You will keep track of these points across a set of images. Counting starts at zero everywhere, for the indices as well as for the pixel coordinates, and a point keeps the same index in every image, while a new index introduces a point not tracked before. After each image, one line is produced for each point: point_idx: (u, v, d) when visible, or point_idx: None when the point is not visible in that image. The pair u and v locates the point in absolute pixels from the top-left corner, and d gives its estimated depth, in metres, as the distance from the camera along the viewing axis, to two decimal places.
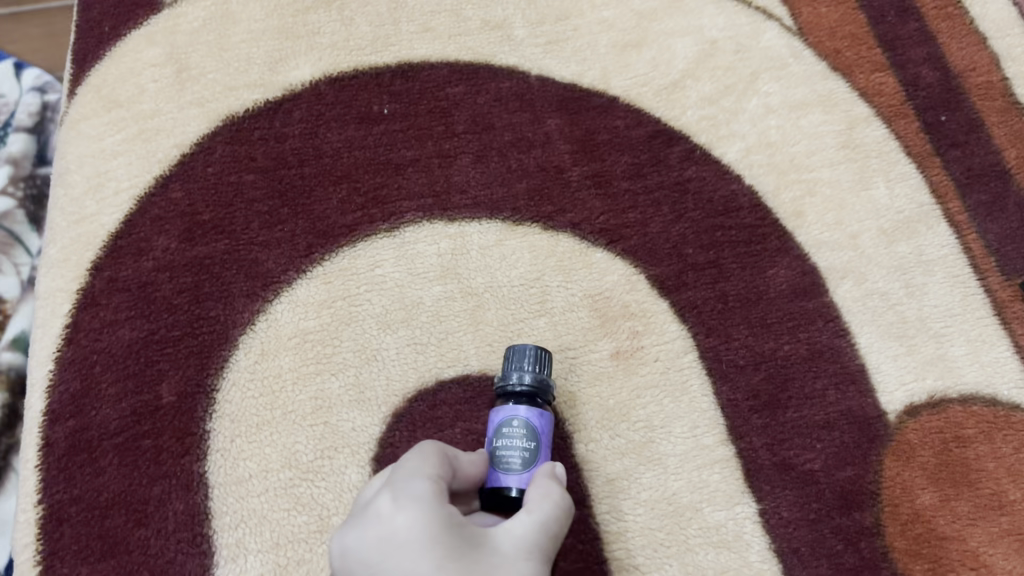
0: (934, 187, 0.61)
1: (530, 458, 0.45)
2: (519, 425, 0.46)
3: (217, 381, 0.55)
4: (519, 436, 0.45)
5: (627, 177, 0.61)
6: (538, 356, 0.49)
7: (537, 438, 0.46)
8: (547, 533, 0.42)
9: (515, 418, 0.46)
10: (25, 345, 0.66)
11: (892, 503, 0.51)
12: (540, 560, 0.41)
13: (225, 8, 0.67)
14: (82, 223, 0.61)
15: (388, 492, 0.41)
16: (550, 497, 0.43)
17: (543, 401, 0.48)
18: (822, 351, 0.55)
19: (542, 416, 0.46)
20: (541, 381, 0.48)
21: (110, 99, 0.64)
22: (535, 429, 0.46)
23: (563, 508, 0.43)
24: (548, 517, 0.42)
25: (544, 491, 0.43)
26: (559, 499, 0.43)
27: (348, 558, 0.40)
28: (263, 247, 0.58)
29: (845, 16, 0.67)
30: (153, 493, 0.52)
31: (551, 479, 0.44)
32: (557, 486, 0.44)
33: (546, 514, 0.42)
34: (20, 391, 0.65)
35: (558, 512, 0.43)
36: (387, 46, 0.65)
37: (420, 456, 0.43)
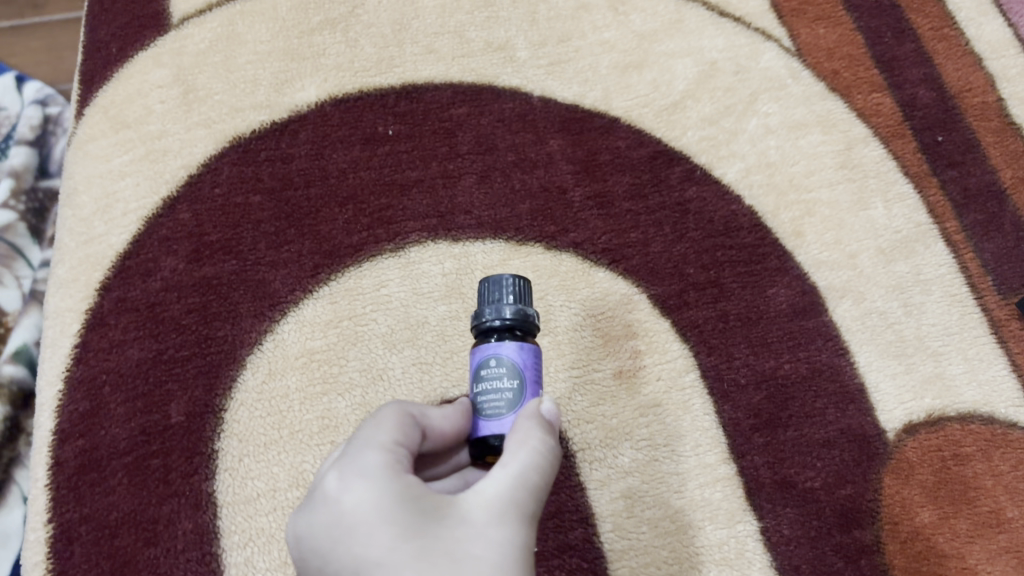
0: (932, 207, 0.62)
1: (514, 398, 0.41)
2: (498, 362, 0.41)
3: (225, 401, 0.56)
4: (499, 378, 0.41)
5: (629, 198, 0.61)
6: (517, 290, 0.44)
7: (520, 374, 0.41)
8: (529, 486, 0.38)
9: (493, 357, 0.41)
10: (27, 358, 0.66)
11: (891, 521, 0.52)
12: (517, 521, 0.37)
13: (231, 29, 0.68)
14: (91, 244, 0.61)
15: (338, 468, 0.38)
16: (528, 443, 0.38)
17: (529, 332, 0.43)
18: (822, 370, 0.56)
19: (523, 349, 0.41)
20: (521, 310, 0.43)
21: (117, 120, 0.65)
22: (517, 364, 0.41)
23: (545, 452, 0.39)
24: (526, 467, 0.38)
25: (523, 435, 0.39)
26: (538, 445, 0.38)
27: (303, 544, 0.37)
28: (270, 267, 0.59)
29: (843, 37, 0.68)
30: (162, 513, 0.53)
31: (534, 420, 0.39)
32: (540, 428, 0.39)
33: (524, 465, 0.38)
34: (23, 404, 0.65)
35: (540, 459, 0.38)
36: (391, 68, 0.66)
37: (378, 421, 0.40)
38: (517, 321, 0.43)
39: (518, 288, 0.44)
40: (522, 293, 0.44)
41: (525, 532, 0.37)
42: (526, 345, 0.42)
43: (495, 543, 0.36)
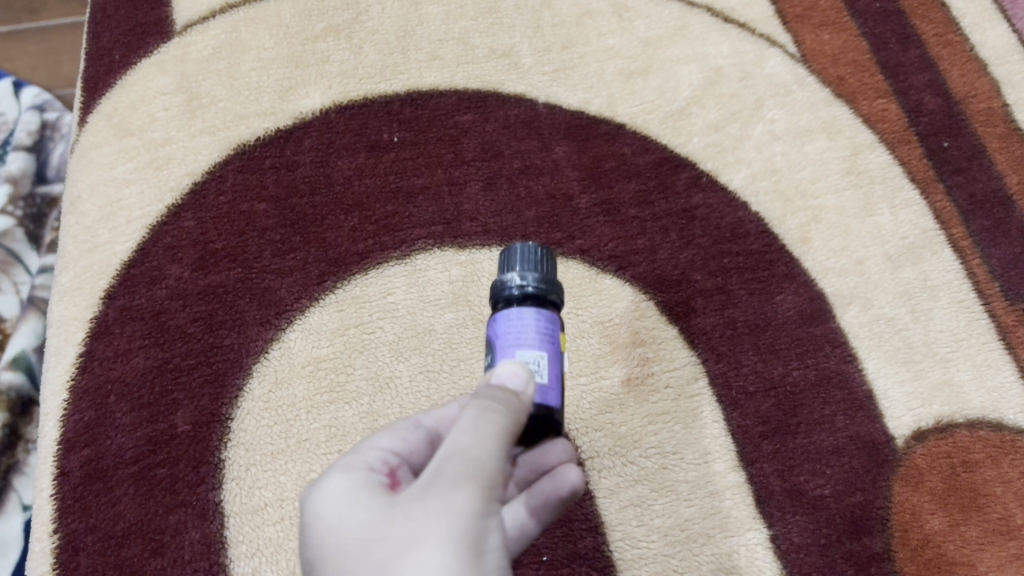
0: (938, 212, 0.62)
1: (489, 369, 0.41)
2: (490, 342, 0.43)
3: (231, 410, 0.55)
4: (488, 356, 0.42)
5: (636, 204, 0.61)
6: (530, 257, 0.44)
7: (492, 345, 0.41)
8: (465, 451, 0.35)
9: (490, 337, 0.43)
10: (26, 364, 0.65)
11: (902, 528, 0.52)
12: (457, 491, 0.33)
13: (235, 36, 0.68)
14: (95, 252, 0.61)
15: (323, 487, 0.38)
16: (471, 417, 0.36)
17: (527, 297, 0.42)
18: (831, 376, 0.56)
19: (496, 319, 0.42)
20: (516, 278, 0.43)
21: (120, 127, 0.65)
22: (491, 338, 0.42)
23: (486, 417, 0.36)
24: (461, 434, 0.35)
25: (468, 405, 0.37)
26: (481, 415, 0.36)
27: None
28: (276, 275, 0.59)
29: (847, 43, 0.68)
30: (169, 523, 0.52)
31: (482, 389, 0.37)
32: (487, 393, 0.37)
33: (461, 434, 0.35)
34: (20, 411, 0.64)
35: (481, 425, 0.36)
36: (396, 75, 0.66)
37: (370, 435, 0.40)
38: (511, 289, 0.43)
39: (528, 259, 0.44)
40: (534, 263, 0.44)
41: (466, 498, 0.33)
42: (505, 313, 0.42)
43: (423, 516, 0.33)
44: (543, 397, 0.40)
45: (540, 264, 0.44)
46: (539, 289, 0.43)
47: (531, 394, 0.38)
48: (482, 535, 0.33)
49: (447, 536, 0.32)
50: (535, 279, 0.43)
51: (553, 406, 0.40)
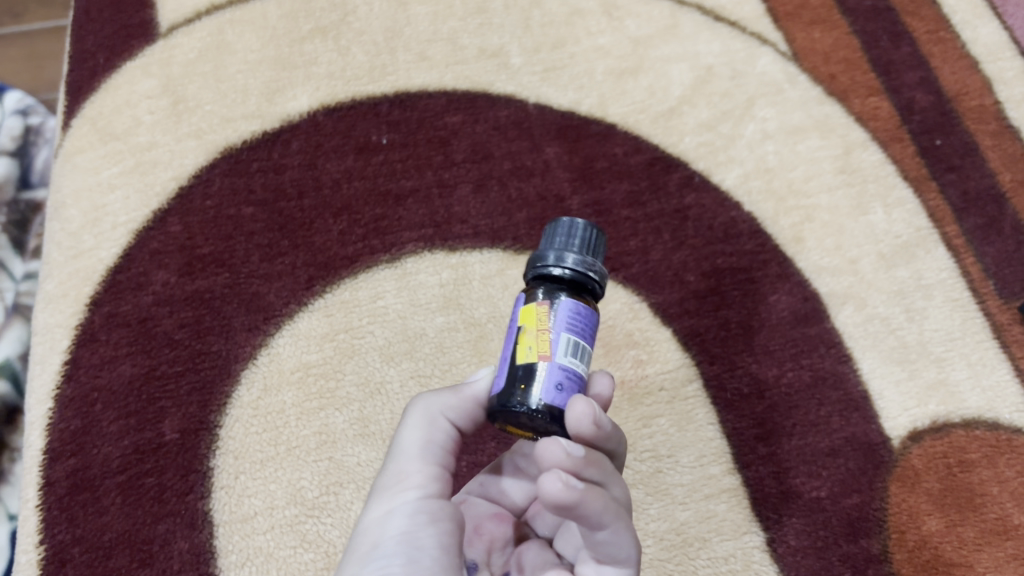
0: (931, 211, 0.61)
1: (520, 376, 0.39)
2: None
3: (220, 417, 0.54)
4: None
5: (627, 205, 0.61)
6: (569, 232, 0.40)
7: None
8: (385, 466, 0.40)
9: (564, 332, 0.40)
10: (12, 373, 0.63)
11: (898, 530, 0.51)
12: (370, 507, 0.39)
13: (220, 38, 0.67)
14: (80, 258, 0.60)
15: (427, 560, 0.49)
16: (403, 432, 0.41)
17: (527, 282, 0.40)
18: (825, 377, 0.55)
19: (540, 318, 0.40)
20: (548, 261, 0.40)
21: (105, 132, 0.64)
22: None
23: (401, 429, 0.41)
24: (390, 452, 0.41)
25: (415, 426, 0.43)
26: (405, 428, 0.41)
27: None
28: (264, 280, 0.58)
29: (839, 42, 0.68)
30: (157, 533, 0.51)
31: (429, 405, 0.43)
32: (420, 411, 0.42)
33: (393, 451, 0.41)
34: (5, 420, 0.62)
35: (399, 438, 0.41)
36: (384, 76, 0.65)
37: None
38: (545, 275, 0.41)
39: (560, 234, 0.40)
40: (558, 241, 0.40)
41: (369, 510, 0.38)
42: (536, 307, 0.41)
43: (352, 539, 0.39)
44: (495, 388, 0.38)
45: (567, 240, 0.40)
46: (531, 270, 0.39)
47: (483, 386, 0.40)
48: (374, 531, 0.37)
49: (348, 551, 0.38)
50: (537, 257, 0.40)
51: (498, 394, 0.37)
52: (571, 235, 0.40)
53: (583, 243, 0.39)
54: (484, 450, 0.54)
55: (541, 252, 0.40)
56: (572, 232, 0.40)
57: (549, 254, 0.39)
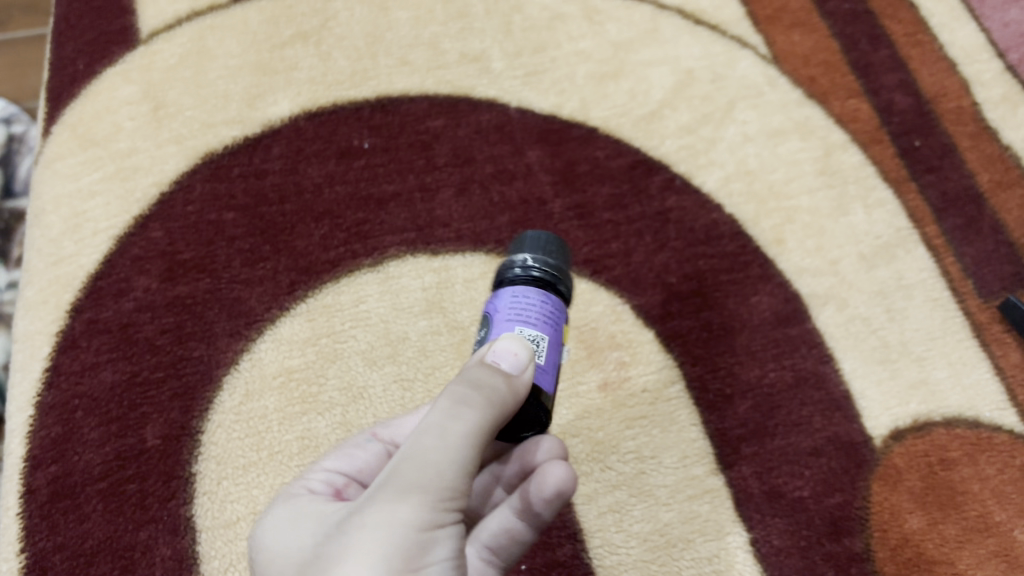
0: (911, 211, 0.62)
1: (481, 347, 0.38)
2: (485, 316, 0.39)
3: (202, 423, 0.54)
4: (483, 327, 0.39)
5: (609, 208, 0.61)
6: (539, 243, 0.41)
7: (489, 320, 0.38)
8: (423, 450, 0.33)
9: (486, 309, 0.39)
10: None
11: (881, 528, 0.51)
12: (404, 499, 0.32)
13: (201, 44, 0.66)
14: (60, 264, 0.59)
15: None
16: (442, 409, 0.34)
17: (526, 276, 0.39)
18: (807, 377, 0.56)
19: (499, 295, 0.38)
20: (532, 259, 0.40)
21: (86, 138, 0.63)
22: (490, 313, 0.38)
23: (449, 412, 0.34)
24: (423, 432, 0.33)
25: (443, 396, 0.35)
26: (448, 408, 0.34)
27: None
28: (245, 285, 0.58)
29: (818, 44, 0.68)
30: (139, 539, 0.51)
31: (467, 370, 0.35)
32: (463, 383, 0.35)
33: (425, 430, 0.33)
34: None
35: (443, 421, 0.33)
36: (365, 80, 0.65)
37: (344, 442, 0.43)
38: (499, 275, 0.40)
39: (533, 242, 0.41)
40: (535, 248, 0.41)
41: (407, 507, 0.32)
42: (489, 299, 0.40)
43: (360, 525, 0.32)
44: (539, 382, 0.37)
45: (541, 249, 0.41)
46: (533, 269, 0.39)
47: (529, 377, 0.35)
48: (421, 546, 0.31)
49: (371, 548, 0.31)
50: (549, 267, 0.39)
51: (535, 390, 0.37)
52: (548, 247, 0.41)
53: (565, 252, 0.41)
54: None
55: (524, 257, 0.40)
56: (543, 242, 0.41)
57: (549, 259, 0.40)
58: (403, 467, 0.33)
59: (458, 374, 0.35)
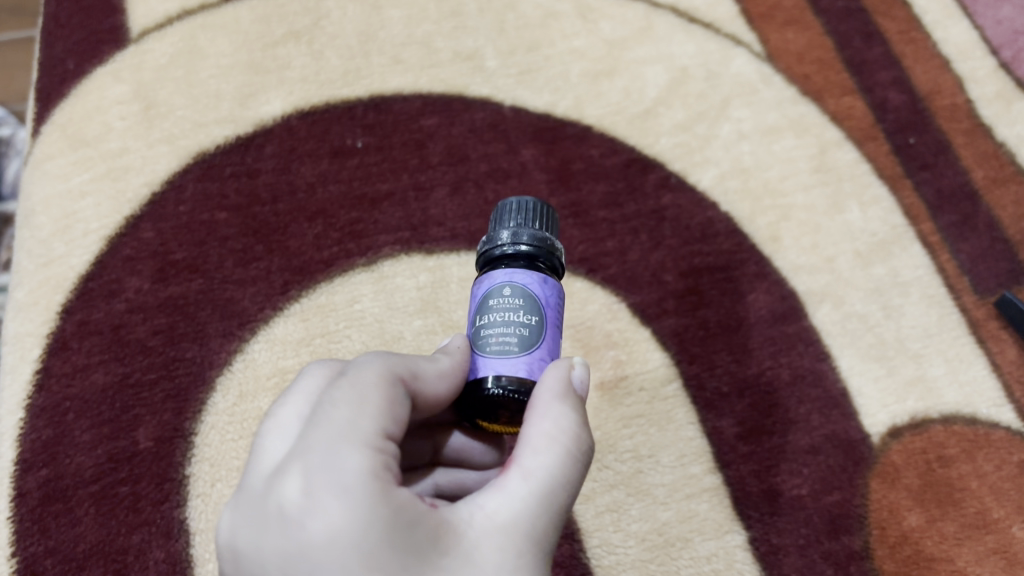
0: (906, 208, 0.62)
1: (527, 339, 0.36)
2: (514, 295, 0.36)
3: (196, 425, 0.54)
4: (517, 310, 0.36)
5: (604, 207, 0.61)
6: (527, 209, 0.39)
7: (541, 312, 0.36)
8: (558, 504, 0.32)
9: (508, 287, 0.36)
10: None
11: (880, 526, 0.51)
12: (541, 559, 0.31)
13: (192, 43, 0.66)
14: (51, 265, 0.58)
15: (293, 451, 0.31)
16: (556, 443, 0.33)
17: (553, 269, 0.38)
18: (804, 375, 0.55)
19: (546, 285, 0.37)
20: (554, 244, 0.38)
21: (76, 138, 0.63)
22: (539, 301, 0.36)
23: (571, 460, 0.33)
24: (555, 479, 0.32)
25: (552, 430, 0.33)
26: (569, 449, 0.33)
27: None
28: (238, 285, 0.57)
29: (812, 42, 0.68)
30: (132, 542, 0.51)
31: (565, 400, 0.34)
32: (571, 423, 0.34)
33: (556, 477, 0.32)
34: None
35: (567, 469, 0.33)
36: (358, 79, 0.65)
37: (378, 381, 0.32)
38: (525, 247, 0.37)
39: (540, 216, 0.39)
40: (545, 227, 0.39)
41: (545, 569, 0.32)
42: (522, 273, 0.36)
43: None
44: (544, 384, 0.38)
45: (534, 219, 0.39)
46: (555, 260, 0.38)
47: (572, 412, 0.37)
48: None
49: None
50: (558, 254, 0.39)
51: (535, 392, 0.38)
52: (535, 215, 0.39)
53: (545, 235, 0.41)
54: None
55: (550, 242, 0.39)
56: (537, 213, 0.39)
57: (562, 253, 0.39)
58: (546, 522, 0.32)
59: (553, 400, 0.34)
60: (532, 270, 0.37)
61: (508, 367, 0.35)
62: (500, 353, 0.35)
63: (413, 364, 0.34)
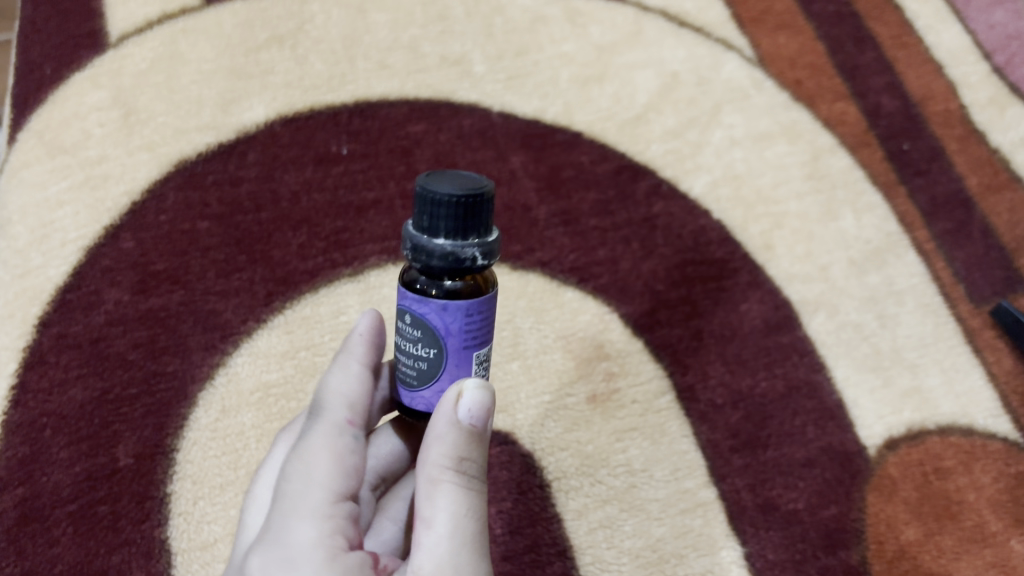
0: (901, 216, 0.61)
1: (429, 369, 0.35)
2: (413, 324, 0.35)
3: (177, 441, 0.52)
4: (416, 341, 0.35)
5: (595, 214, 0.59)
6: (442, 211, 0.33)
7: (439, 342, 0.34)
8: (471, 530, 0.34)
9: (408, 312, 0.35)
10: None
11: (877, 540, 0.50)
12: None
13: (173, 48, 0.63)
14: (27, 277, 0.56)
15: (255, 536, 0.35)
16: (441, 485, 0.34)
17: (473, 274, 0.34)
18: (799, 386, 0.55)
19: (446, 311, 0.34)
20: (467, 256, 0.33)
21: (53, 145, 0.60)
22: (438, 330, 0.34)
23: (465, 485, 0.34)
24: (456, 515, 0.34)
25: (435, 471, 0.34)
26: (456, 483, 0.34)
27: None
28: (220, 296, 0.56)
29: (804, 46, 0.67)
30: (111, 563, 0.50)
31: (445, 434, 0.34)
32: (459, 456, 0.34)
33: (456, 512, 0.34)
34: None
35: (465, 497, 0.34)
36: (343, 85, 0.63)
37: (320, 443, 0.37)
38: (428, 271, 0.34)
39: (450, 216, 0.33)
40: (459, 226, 0.33)
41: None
42: (419, 300, 0.34)
43: None
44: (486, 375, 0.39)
45: (449, 223, 0.33)
46: (476, 266, 0.34)
47: None
48: None
49: None
50: (487, 248, 0.34)
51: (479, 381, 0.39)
52: (450, 217, 0.33)
53: (492, 201, 0.34)
54: (502, 498, 0.51)
55: (457, 252, 0.33)
56: (453, 215, 0.33)
57: (487, 248, 0.34)
58: (468, 554, 0.34)
59: (432, 442, 0.34)
60: (432, 294, 0.34)
61: (411, 400, 0.37)
62: (405, 378, 0.37)
63: (342, 397, 0.39)
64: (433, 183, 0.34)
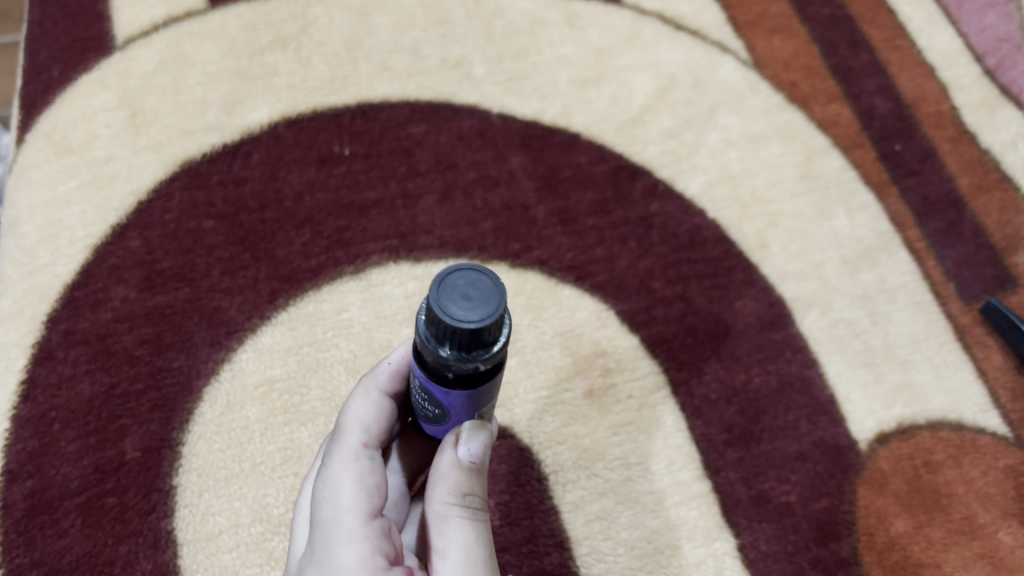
0: (893, 215, 0.62)
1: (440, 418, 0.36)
2: (422, 389, 0.35)
3: (183, 434, 0.52)
4: (426, 401, 0.35)
5: (593, 214, 0.61)
6: (446, 330, 0.30)
7: (445, 407, 0.35)
8: (482, 557, 0.37)
9: (417, 377, 0.35)
10: None
11: (868, 532, 0.51)
12: None
13: (179, 50, 0.65)
14: (36, 274, 0.57)
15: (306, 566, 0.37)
16: (450, 520, 0.37)
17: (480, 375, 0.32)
18: (792, 382, 0.56)
19: (449, 394, 0.33)
20: (470, 367, 0.31)
21: (62, 145, 0.61)
22: (442, 402, 0.34)
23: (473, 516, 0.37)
24: (468, 544, 0.36)
25: (444, 506, 0.37)
26: (463, 516, 0.37)
27: None
28: (226, 294, 0.57)
29: (799, 49, 0.69)
30: (120, 553, 0.49)
31: (450, 473, 0.37)
32: (463, 491, 0.37)
33: (467, 541, 0.36)
34: None
35: (473, 528, 0.37)
36: (346, 87, 0.65)
37: (343, 469, 0.38)
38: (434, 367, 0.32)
39: (454, 335, 0.30)
40: (463, 343, 0.30)
41: None
42: (423, 379, 0.34)
43: None
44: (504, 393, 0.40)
45: (454, 341, 0.30)
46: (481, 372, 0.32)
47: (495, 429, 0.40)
48: None
49: None
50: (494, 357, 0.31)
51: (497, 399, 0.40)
52: (455, 335, 0.30)
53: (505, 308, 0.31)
54: (496, 490, 0.51)
55: (459, 364, 0.31)
56: (458, 335, 0.30)
57: (493, 360, 0.31)
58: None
59: (439, 479, 0.37)
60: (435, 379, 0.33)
61: (431, 427, 0.39)
62: (420, 412, 0.38)
63: (360, 423, 0.41)
64: (444, 290, 0.31)
